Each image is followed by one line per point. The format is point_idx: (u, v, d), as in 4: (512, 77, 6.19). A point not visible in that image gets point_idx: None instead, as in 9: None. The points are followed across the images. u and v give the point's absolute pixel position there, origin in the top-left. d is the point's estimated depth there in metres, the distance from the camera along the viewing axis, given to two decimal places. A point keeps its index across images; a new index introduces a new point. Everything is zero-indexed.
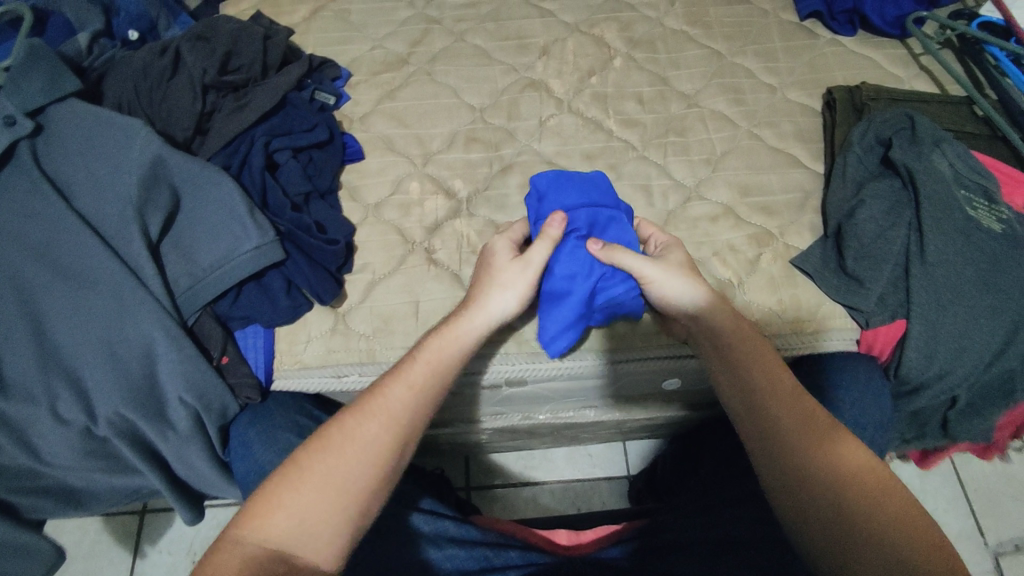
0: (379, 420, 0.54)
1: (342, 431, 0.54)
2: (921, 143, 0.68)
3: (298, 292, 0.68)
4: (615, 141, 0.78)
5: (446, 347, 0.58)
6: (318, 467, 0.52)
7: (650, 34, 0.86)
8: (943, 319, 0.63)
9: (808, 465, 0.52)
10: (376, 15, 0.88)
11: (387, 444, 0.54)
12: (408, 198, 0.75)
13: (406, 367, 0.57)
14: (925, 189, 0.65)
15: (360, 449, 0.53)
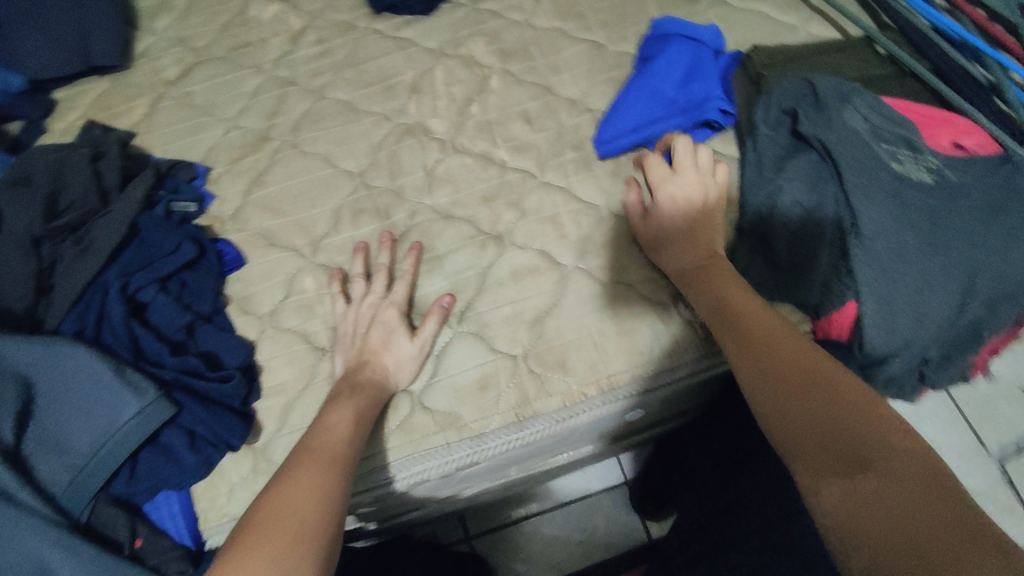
0: (331, 463, 0.52)
1: (303, 469, 0.51)
2: (829, 107, 0.63)
3: (204, 440, 0.60)
4: (512, 173, 0.71)
5: (376, 398, 0.60)
6: (287, 493, 0.48)
7: (522, 41, 0.78)
8: (894, 288, 0.57)
9: (796, 386, 0.46)
10: (225, 94, 0.80)
11: (338, 481, 0.51)
12: (306, 297, 0.68)
13: (335, 421, 0.57)
14: (846, 157, 0.60)
15: (314, 485, 0.49)
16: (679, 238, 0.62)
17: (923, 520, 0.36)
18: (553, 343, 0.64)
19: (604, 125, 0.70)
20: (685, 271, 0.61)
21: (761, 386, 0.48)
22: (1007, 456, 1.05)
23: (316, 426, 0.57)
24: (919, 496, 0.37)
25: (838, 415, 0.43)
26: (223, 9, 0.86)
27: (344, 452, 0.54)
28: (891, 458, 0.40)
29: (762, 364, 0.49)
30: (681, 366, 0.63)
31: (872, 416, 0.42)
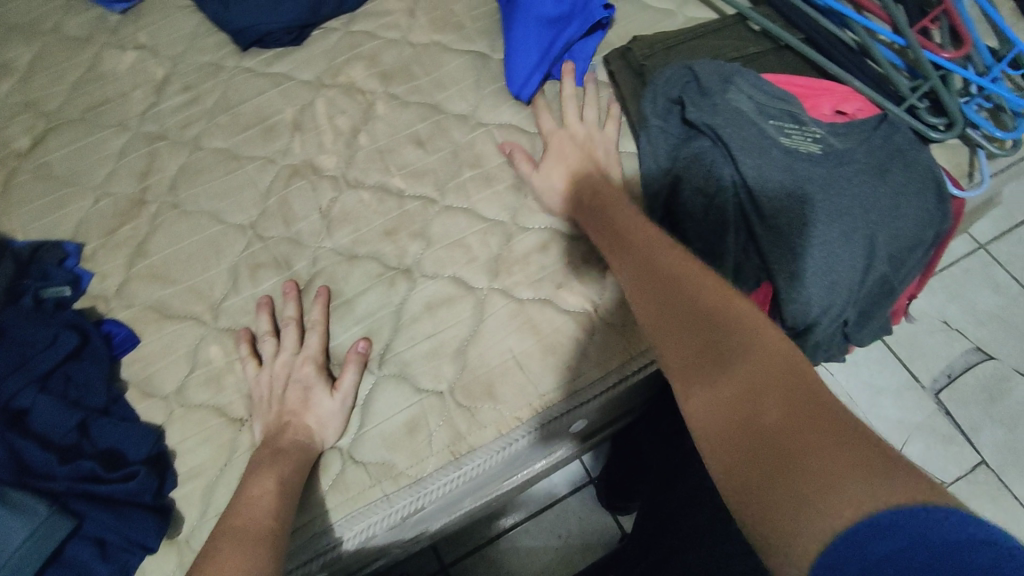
0: (253, 543, 0.49)
1: (224, 556, 0.48)
2: (714, 91, 0.63)
3: (118, 546, 0.54)
4: (411, 201, 0.68)
5: (304, 463, 0.57)
6: None
7: (402, 60, 0.75)
8: (804, 257, 0.58)
9: (678, 297, 0.46)
10: (89, 160, 0.73)
11: (264, 562, 0.48)
12: (212, 368, 0.63)
13: (256, 494, 0.53)
14: (737, 138, 0.60)
15: (238, 569, 0.47)
16: (574, 173, 0.64)
17: (770, 417, 0.37)
18: (480, 373, 0.61)
19: (512, 74, 0.69)
20: (577, 199, 0.62)
21: (649, 313, 0.48)
22: (941, 386, 1.09)
23: (236, 504, 0.53)
24: (785, 400, 0.38)
25: (708, 326, 0.44)
26: (72, 66, 0.79)
27: (268, 528, 0.51)
28: (760, 364, 0.40)
29: (643, 284, 0.50)
30: (613, 373, 0.61)
31: (739, 324, 0.43)
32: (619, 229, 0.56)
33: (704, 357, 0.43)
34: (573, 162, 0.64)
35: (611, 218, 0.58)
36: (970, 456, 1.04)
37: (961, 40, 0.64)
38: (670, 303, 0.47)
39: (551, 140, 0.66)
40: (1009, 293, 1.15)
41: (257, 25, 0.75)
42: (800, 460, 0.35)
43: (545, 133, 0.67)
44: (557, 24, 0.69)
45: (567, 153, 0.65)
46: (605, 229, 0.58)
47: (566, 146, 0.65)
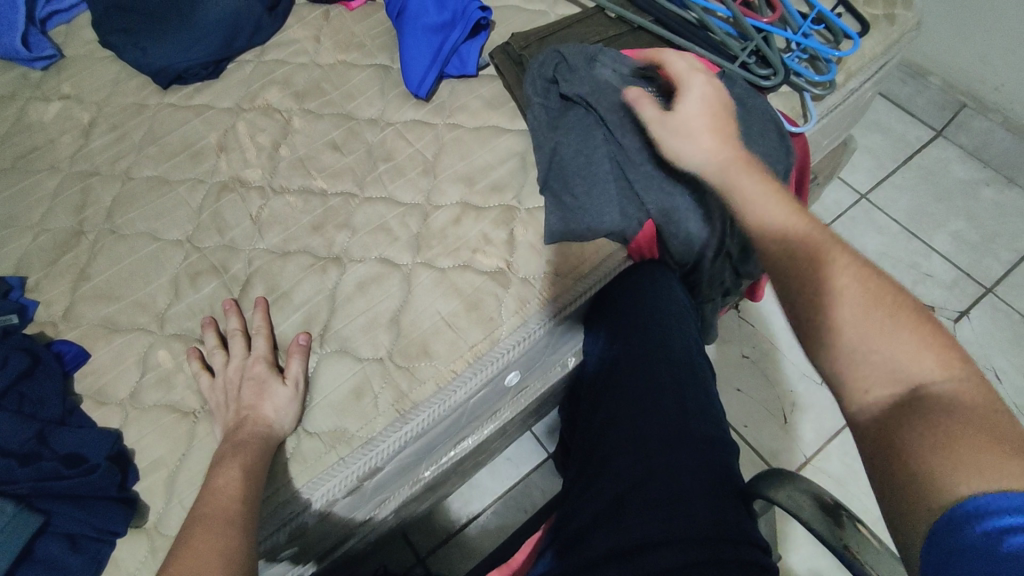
0: (225, 525, 0.52)
1: (198, 539, 0.51)
2: (583, 68, 0.72)
3: (87, 537, 0.59)
4: (334, 198, 0.75)
5: (255, 450, 0.59)
6: (190, 566, 0.48)
7: (312, 80, 0.83)
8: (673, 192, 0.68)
9: (828, 288, 0.50)
10: (24, 202, 0.78)
11: (240, 540, 0.51)
12: (163, 370, 0.68)
13: (223, 481, 0.56)
14: (607, 105, 0.70)
15: (216, 547, 0.50)
16: (704, 142, 0.62)
17: (947, 409, 0.42)
18: (413, 335, 0.68)
19: (409, 76, 0.78)
20: (710, 167, 0.62)
21: (800, 295, 0.51)
22: None
23: (201, 496, 0.55)
24: (954, 409, 0.42)
25: (874, 306, 0.48)
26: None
27: (237, 511, 0.54)
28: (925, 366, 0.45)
29: (796, 256, 0.53)
30: (531, 319, 0.69)
31: (906, 320, 0.47)
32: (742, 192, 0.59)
33: (884, 342, 0.46)
34: (718, 117, 0.63)
35: (731, 176, 0.60)
36: None
37: (775, 6, 0.77)
38: (821, 295, 0.50)
39: (693, 87, 0.65)
40: (891, 233, 1.30)
41: (176, 64, 0.83)
42: (977, 455, 0.39)
43: (685, 75, 0.66)
44: (442, 31, 0.79)
45: (705, 109, 0.63)
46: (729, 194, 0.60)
47: (707, 94, 0.64)
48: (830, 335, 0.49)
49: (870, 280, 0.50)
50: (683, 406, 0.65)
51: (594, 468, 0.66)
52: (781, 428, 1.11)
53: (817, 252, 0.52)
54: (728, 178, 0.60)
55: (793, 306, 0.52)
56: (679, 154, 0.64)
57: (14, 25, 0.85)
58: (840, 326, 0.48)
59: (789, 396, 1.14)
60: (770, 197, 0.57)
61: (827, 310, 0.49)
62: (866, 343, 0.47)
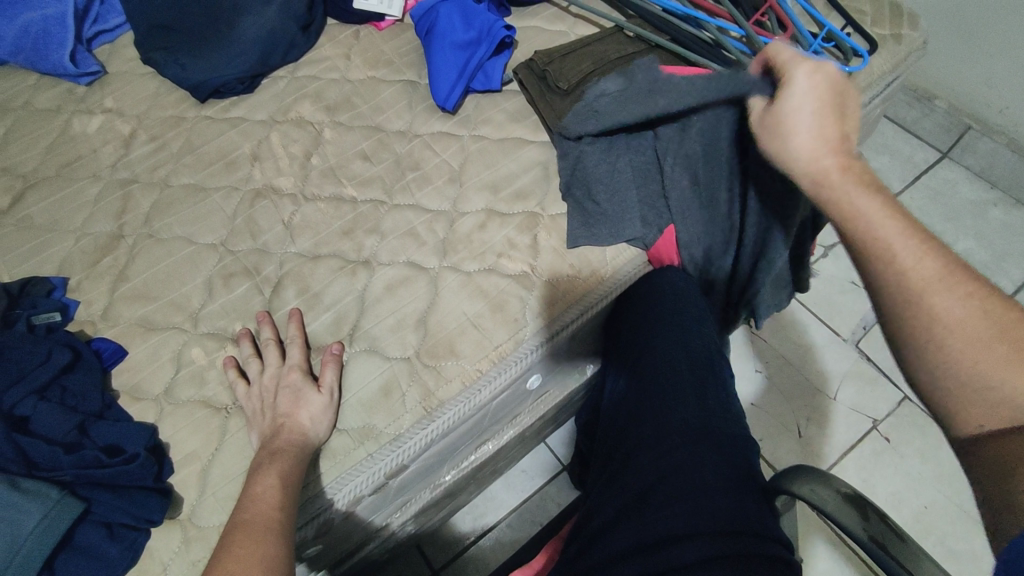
0: (267, 538, 0.53)
1: (238, 550, 0.52)
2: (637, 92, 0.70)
3: (124, 526, 0.60)
4: (364, 205, 0.78)
5: (291, 456, 0.61)
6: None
7: (343, 94, 0.87)
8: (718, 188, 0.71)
9: (946, 321, 0.50)
10: (67, 207, 0.81)
11: (278, 550, 0.53)
12: (196, 367, 0.70)
13: (261, 488, 0.57)
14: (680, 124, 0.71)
15: (254, 557, 0.51)
16: (811, 138, 0.56)
17: None
18: (440, 335, 0.70)
19: (437, 90, 0.82)
20: (805, 178, 0.56)
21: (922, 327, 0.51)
22: (860, 338, 1.19)
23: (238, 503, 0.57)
24: None
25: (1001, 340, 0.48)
26: (45, 131, 0.88)
27: (276, 518, 0.56)
28: None
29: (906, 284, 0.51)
30: (555, 322, 0.71)
31: None
32: (834, 202, 0.54)
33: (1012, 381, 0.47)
34: (825, 114, 0.56)
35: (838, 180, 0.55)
36: (893, 393, 1.14)
37: (787, 26, 0.81)
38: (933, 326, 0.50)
39: (795, 81, 0.56)
40: None
41: (214, 78, 0.87)
42: None
43: (788, 66, 0.57)
44: (467, 48, 0.83)
45: (812, 106, 0.55)
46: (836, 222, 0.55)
47: (817, 85, 0.56)
48: (946, 364, 0.50)
49: (990, 307, 0.50)
50: (704, 406, 0.67)
51: (619, 468, 0.68)
52: (796, 442, 1.11)
53: (935, 282, 0.51)
54: (830, 194, 0.55)
55: (912, 337, 0.51)
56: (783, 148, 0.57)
57: (63, 43, 0.90)
58: (958, 362, 0.49)
59: (804, 409, 1.14)
60: (886, 216, 0.53)
61: (938, 338, 0.50)
62: (981, 374, 0.48)
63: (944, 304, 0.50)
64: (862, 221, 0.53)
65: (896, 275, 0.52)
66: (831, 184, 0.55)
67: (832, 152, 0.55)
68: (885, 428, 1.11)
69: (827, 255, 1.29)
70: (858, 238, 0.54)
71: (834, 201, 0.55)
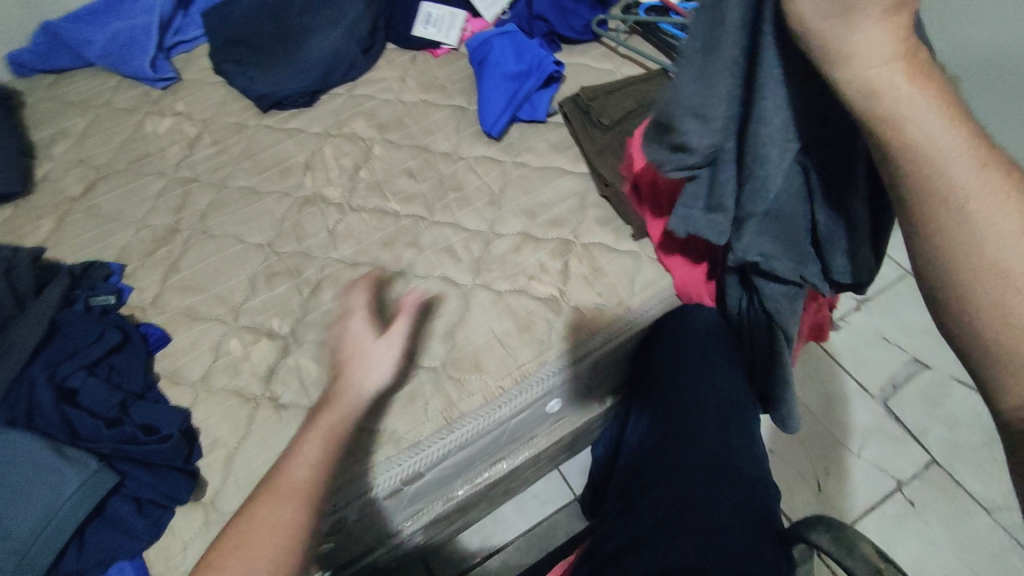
0: (294, 502, 0.53)
1: (270, 508, 0.52)
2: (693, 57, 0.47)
3: (152, 503, 0.63)
4: (405, 219, 0.82)
5: (340, 415, 0.58)
6: (255, 533, 0.51)
7: (395, 114, 0.92)
8: (762, 195, 0.52)
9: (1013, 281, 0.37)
10: (131, 200, 0.87)
11: (307, 519, 0.53)
12: (233, 357, 0.74)
13: (305, 451, 0.56)
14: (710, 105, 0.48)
15: (280, 522, 0.51)
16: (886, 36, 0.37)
17: None
18: (466, 348, 0.72)
19: (484, 116, 0.86)
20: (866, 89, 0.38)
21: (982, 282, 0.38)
22: (888, 395, 1.17)
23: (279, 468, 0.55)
24: None
25: None
26: (119, 129, 0.95)
27: (317, 486, 0.54)
28: None
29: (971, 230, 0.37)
30: (579, 346, 0.73)
31: None
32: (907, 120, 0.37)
33: None
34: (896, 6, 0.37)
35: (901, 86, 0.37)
36: (920, 455, 1.11)
37: None
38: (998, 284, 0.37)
39: None
40: None
41: (278, 91, 0.93)
42: None
43: None
44: (516, 79, 0.87)
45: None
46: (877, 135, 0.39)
47: None
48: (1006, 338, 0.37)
49: None
50: (728, 444, 0.68)
51: (635, 498, 0.68)
52: (814, 495, 1.09)
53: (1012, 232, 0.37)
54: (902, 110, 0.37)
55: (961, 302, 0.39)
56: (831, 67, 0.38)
57: (145, 50, 0.98)
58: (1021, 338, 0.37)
59: (825, 462, 1.12)
60: (957, 137, 0.37)
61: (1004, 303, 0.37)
62: None
63: (1018, 257, 0.37)
64: (931, 144, 0.37)
65: (960, 220, 0.38)
66: (896, 93, 0.37)
67: (900, 47, 0.37)
68: (909, 490, 1.08)
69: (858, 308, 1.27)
70: (920, 176, 0.38)
71: (884, 114, 0.38)
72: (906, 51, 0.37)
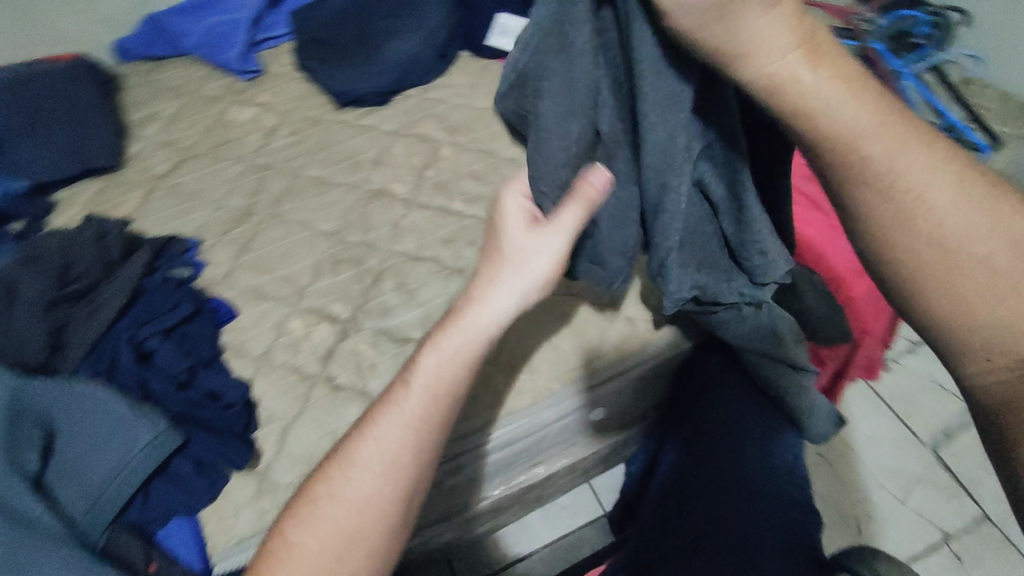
0: (408, 420, 0.49)
1: (385, 419, 0.50)
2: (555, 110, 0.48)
3: (210, 467, 0.66)
4: (467, 219, 0.84)
5: (462, 339, 0.50)
6: (373, 434, 0.49)
7: (465, 118, 0.95)
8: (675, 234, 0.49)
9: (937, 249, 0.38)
10: (211, 181, 0.92)
11: (429, 436, 0.49)
12: (294, 337, 0.76)
13: (420, 379, 0.50)
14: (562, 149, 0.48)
15: (401, 433, 0.49)
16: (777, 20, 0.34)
17: None
18: (518, 347, 0.73)
19: None
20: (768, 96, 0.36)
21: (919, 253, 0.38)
22: (939, 443, 1.13)
23: (367, 436, 0.50)
24: None
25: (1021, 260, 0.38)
26: (205, 115, 1.01)
27: (425, 440, 0.49)
28: None
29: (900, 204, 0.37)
30: (630, 358, 0.74)
31: None
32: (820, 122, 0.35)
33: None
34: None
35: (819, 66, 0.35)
36: (970, 508, 1.07)
37: None
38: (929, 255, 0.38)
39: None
40: None
41: (355, 89, 0.98)
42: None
43: None
44: None
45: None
46: (787, 125, 0.37)
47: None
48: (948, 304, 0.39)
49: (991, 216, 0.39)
50: (767, 464, 0.70)
51: (673, 513, 0.69)
52: (854, 538, 1.05)
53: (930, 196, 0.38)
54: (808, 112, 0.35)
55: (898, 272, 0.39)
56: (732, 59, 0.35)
57: (236, 44, 1.05)
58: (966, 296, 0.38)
59: (867, 505, 1.08)
60: (872, 123, 0.36)
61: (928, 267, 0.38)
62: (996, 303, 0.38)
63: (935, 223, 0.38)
64: (846, 136, 0.36)
65: (874, 193, 0.37)
66: (800, 89, 0.35)
67: (797, 36, 0.34)
68: (957, 544, 1.03)
69: (914, 351, 1.23)
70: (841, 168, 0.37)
71: (795, 107, 0.35)
72: (807, 36, 0.35)
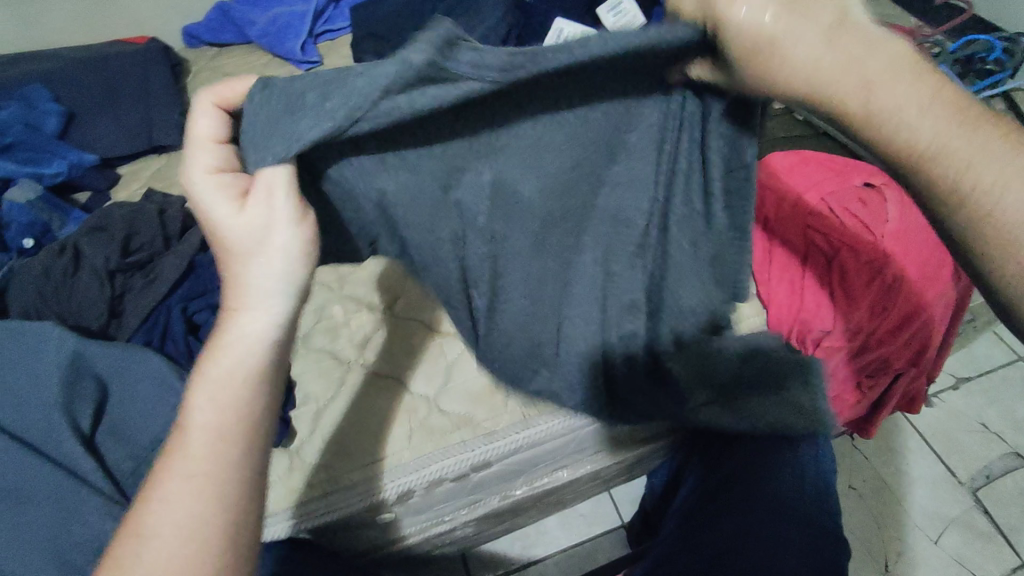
0: (226, 388, 0.43)
1: (200, 394, 0.43)
2: (219, 144, 0.44)
3: None
4: None
5: (238, 319, 0.45)
6: (201, 409, 0.42)
7: None
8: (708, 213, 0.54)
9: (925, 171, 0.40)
10: None
11: (259, 395, 0.44)
12: (334, 321, 0.79)
13: (195, 422, 0.42)
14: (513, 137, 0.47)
15: (222, 398, 0.43)
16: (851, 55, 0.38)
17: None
18: None
19: None
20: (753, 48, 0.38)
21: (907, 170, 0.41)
22: (978, 485, 1.09)
23: (154, 498, 0.40)
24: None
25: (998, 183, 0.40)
26: None
27: (260, 397, 0.44)
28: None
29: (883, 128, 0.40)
30: None
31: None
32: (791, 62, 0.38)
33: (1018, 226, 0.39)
34: None
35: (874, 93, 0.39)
36: (1009, 556, 1.02)
37: None
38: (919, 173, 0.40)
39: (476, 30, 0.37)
40: None
41: None
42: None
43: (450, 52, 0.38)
44: None
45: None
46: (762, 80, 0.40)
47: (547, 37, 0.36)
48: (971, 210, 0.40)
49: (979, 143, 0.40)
50: (799, 487, 0.70)
51: (698, 525, 0.70)
52: (879, 574, 1.01)
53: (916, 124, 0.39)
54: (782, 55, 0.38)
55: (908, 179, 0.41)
56: (771, 59, 0.38)
57: (299, 35, 1.08)
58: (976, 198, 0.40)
59: (898, 543, 1.05)
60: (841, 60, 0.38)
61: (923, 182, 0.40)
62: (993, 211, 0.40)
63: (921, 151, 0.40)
64: (817, 76, 0.39)
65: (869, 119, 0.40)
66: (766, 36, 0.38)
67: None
68: None
69: (958, 388, 1.19)
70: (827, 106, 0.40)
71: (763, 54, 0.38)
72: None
